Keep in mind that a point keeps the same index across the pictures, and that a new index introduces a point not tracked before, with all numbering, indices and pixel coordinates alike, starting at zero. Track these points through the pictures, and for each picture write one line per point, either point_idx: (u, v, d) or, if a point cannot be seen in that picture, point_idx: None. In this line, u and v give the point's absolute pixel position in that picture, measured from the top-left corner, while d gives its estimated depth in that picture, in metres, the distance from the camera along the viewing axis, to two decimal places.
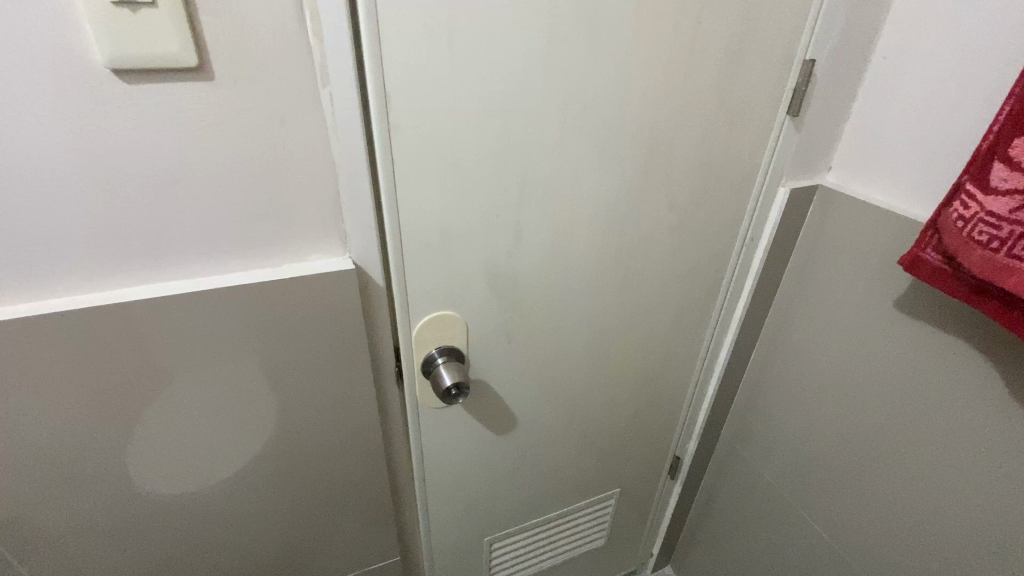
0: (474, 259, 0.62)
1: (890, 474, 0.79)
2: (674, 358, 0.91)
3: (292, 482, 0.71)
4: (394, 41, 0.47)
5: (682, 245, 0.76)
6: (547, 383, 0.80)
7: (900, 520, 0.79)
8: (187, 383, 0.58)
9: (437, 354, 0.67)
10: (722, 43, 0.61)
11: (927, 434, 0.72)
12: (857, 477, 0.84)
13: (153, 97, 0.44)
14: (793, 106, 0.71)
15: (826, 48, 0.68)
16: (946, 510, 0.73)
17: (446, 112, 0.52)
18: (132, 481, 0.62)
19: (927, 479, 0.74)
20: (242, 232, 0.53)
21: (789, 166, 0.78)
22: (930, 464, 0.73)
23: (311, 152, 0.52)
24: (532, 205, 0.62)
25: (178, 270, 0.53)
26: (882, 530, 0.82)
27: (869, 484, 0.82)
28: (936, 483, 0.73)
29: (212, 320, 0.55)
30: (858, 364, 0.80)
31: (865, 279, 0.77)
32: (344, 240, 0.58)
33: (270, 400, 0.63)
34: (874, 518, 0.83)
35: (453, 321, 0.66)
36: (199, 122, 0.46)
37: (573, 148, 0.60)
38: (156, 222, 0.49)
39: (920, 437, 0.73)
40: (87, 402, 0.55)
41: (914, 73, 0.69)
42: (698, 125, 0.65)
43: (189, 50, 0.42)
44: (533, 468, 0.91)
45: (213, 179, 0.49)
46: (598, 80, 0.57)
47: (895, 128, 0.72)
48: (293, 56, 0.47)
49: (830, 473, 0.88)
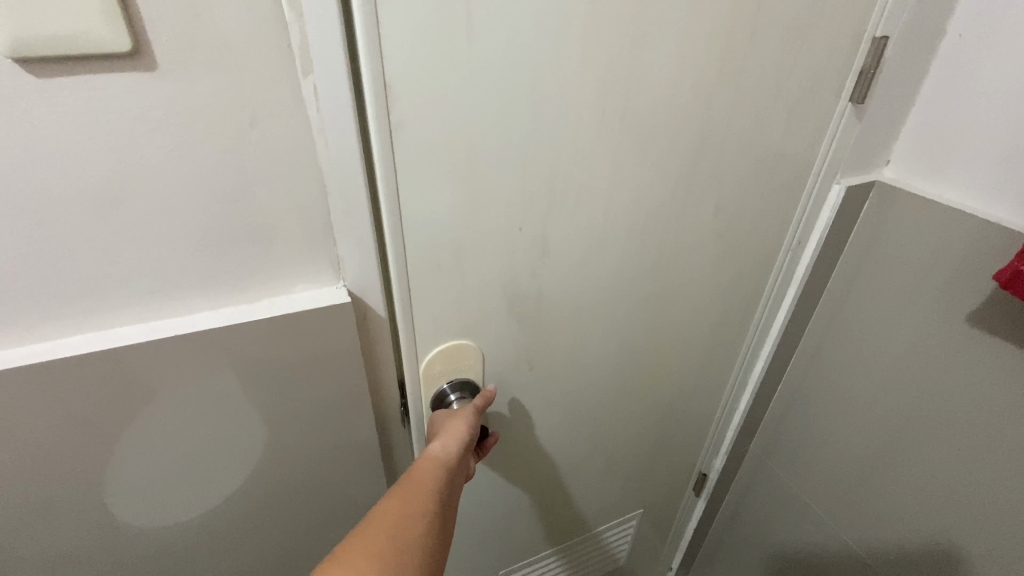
0: (492, 279, 0.53)
1: (946, 506, 0.70)
2: (707, 373, 0.82)
3: (289, 533, 0.63)
4: (394, 19, 0.37)
5: (722, 253, 0.67)
6: (569, 409, 0.72)
7: (955, 556, 0.71)
8: (159, 441, 0.49)
9: (450, 390, 0.58)
10: (788, 17, 0.50)
11: (997, 467, 0.64)
12: (905, 507, 0.75)
13: (80, 96, 0.34)
14: (857, 92, 0.61)
15: (900, 23, 0.58)
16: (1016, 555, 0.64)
17: (460, 108, 0.42)
18: (105, 543, 0.54)
19: (992, 515, 0.66)
20: (209, 262, 0.44)
21: (845, 162, 0.68)
22: (999, 500, 0.64)
23: (294, 160, 0.42)
24: (561, 217, 0.52)
25: (135, 308, 0.44)
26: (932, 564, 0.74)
27: (920, 515, 0.74)
28: (1003, 521, 0.64)
29: (180, 366, 0.46)
30: (912, 384, 0.71)
31: (926, 292, 0.68)
32: (336, 263, 0.48)
33: (256, 450, 0.54)
34: (924, 551, 0.75)
35: (468, 351, 0.57)
36: (144, 130, 0.36)
37: (611, 147, 0.50)
38: (101, 254, 0.40)
39: (989, 472, 0.65)
40: (37, 470, 0.47)
41: (997, 51, 0.58)
42: (752, 118, 0.56)
43: (116, 28, 0.32)
44: (553, 495, 0.83)
45: (172, 201, 0.40)
46: (644, 64, 0.47)
47: (969, 118, 0.62)
48: (267, 39, 0.37)
49: (873, 500, 0.80)
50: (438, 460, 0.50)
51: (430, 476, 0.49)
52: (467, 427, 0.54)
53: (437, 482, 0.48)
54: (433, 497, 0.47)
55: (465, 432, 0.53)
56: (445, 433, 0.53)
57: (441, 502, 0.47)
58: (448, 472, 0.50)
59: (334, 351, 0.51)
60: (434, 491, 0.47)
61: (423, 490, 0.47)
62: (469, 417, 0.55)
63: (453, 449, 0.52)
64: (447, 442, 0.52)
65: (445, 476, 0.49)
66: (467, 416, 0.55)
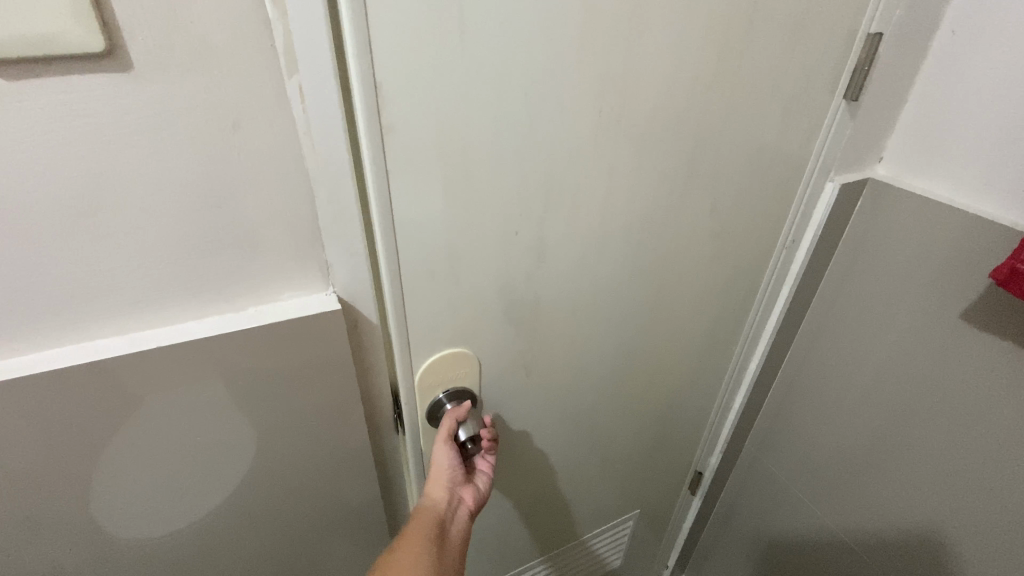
0: (487, 285, 0.52)
1: (926, 491, 0.72)
2: (703, 372, 0.82)
3: (283, 543, 0.62)
4: (385, 22, 0.36)
5: (720, 253, 0.66)
6: (567, 412, 0.71)
7: (936, 539, 0.72)
8: (148, 453, 0.48)
9: (445, 399, 0.58)
10: (785, 14, 0.50)
11: (978, 454, 0.65)
12: (888, 493, 0.77)
13: (51, 98, 0.32)
14: (851, 88, 0.61)
15: (895, 19, 0.58)
16: (994, 534, 0.66)
17: (453, 110, 0.41)
18: (96, 558, 0.52)
19: (972, 498, 0.67)
20: (193, 271, 0.42)
21: (839, 160, 0.68)
22: (978, 484, 0.66)
23: (281, 164, 0.40)
24: (558, 220, 0.51)
25: (116, 319, 0.42)
26: (914, 547, 0.75)
27: (902, 502, 0.75)
28: (984, 504, 0.66)
29: (166, 378, 0.44)
30: (901, 379, 0.72)
31: (916, 288, 0.68)
32: (326, 267, 0.47)
33: (247, 460, 0.53)
34: (907, 536, 0.76)
35: (464, 359, 0.56)
36: (120, 134, 0.35)
37: (608, 147, 0.49)
38: (79, 263, 0.38)
39: (969, 457, 0.66)
40: (20, 487, 0.45)
41: (990, 49, 0.58)
42: (750, 117, 0.55)
43: (87, 26, 0.31)
44: (551, 497, 0.82)
45: (155, 208, 0.38)
46: (642, 63, 0.46)
47: (961, 115, 0.62)
48: (251, 39, 0.35)
49: (859, 489, 0.81)
50: (428, 510, 0.57)
51: (422, 524, 0.55)
52: (449, 467, 0.59)
53: (431, 527, 0.55)
54: (428, 543, 0.53)
55: (445, 474, 0.59)
56: (431, 482, 0.59)
57: (433, 543, 0.53)
58: (442, 516, 0.57)
59: (325, 360, 0.50)
60: (427, 537, 0.54)
61: (417, 537, 0.53)
62: (445, 455, 0.58)
63: (442, 493, 0.58)
64: (432, 492, 0.59)
65: (438, 521, 0.56)
66: (443, 455, 0.59)
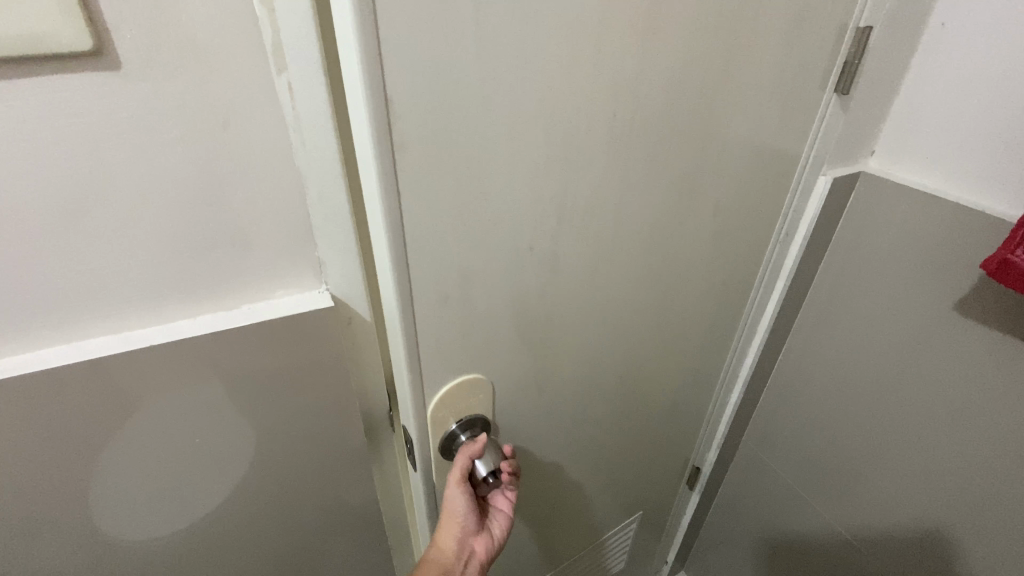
0: (497, 300, 0.51)
1: (919, 481, 0.73)
2: (702, 369, 0.82)
3: (283, 543, 0.62)
4: (401, 42, 0.34)
5: (720, 252, 0.67)
6: (575, 419, 0.70)
7: (930, 526, 0.73)
8: (146, 454, 0.48)
9: (459, 429, 0.57)
10: (782, 12, 0.50)
11: (971, 444, 0.66)
12: (881, 483, 0.78)
13: (37, 96, 0.32)
14: (841, 82, 0.61)
15: (884, 14, 0.58)
16: (986, 520, 0.67)
17: (466, 126, 0.40)
18: (97, 558, 0.52)
19: (965, 486, 0.68)
20: (185, 269, 0.42)
21: (830, 153, 0.68)
22: (971, 472, 0.67)
23: (271, 162, 0.41)
24: (567, 230, 0.51)
25: (109, 319, 0.42)
26: (909, 534, 0.77)
27: (896, 491, 0.76)
28: (977, 491, 0.67)
29: (162, 377, 0.44)
30: (897, 373, 0.72)
31: (909, 283, 0.68)
32: (318, 264, 0.47)
33: (245, 460, 0.53)
34: (901, 525, 0.77)
35: (478, 386, 0.56)
36: (111, 133, 0.35)
37: (616, 154, 0.49)
38: (70, 263, 0.38)
39: (961, 447, 0.67)
40: (17, 487, 0.45)
41: (984, 43, 0.58)
42: (750, 115, 0.55)
43: (75, 24, 0.31)
44: (560, 507, 0.81)
45: (147, 207, 0.38)
46: (649, 68, 0.45)
47: (952, 109, 0.62)
48: (239, 37, 0.35)
49: (853, 480, 0.82)
50: (437, 560, 0.61)
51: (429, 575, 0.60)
52: (462, 510, 0.61)
53: None
54: None
55: (457, 523, 0.61)
56: (443, 528, 0.62)
57: None
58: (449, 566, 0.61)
59: (319, 358, 0.50)
60: None
61: None
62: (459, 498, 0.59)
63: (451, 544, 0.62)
64: (443, 538, 0.62)
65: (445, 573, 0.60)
66: (457, 504, 0.60)
